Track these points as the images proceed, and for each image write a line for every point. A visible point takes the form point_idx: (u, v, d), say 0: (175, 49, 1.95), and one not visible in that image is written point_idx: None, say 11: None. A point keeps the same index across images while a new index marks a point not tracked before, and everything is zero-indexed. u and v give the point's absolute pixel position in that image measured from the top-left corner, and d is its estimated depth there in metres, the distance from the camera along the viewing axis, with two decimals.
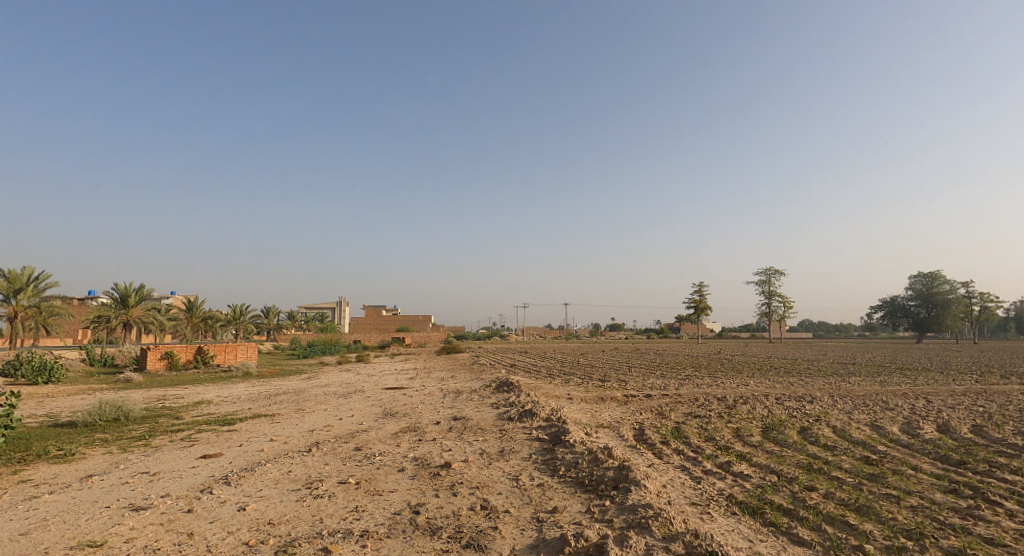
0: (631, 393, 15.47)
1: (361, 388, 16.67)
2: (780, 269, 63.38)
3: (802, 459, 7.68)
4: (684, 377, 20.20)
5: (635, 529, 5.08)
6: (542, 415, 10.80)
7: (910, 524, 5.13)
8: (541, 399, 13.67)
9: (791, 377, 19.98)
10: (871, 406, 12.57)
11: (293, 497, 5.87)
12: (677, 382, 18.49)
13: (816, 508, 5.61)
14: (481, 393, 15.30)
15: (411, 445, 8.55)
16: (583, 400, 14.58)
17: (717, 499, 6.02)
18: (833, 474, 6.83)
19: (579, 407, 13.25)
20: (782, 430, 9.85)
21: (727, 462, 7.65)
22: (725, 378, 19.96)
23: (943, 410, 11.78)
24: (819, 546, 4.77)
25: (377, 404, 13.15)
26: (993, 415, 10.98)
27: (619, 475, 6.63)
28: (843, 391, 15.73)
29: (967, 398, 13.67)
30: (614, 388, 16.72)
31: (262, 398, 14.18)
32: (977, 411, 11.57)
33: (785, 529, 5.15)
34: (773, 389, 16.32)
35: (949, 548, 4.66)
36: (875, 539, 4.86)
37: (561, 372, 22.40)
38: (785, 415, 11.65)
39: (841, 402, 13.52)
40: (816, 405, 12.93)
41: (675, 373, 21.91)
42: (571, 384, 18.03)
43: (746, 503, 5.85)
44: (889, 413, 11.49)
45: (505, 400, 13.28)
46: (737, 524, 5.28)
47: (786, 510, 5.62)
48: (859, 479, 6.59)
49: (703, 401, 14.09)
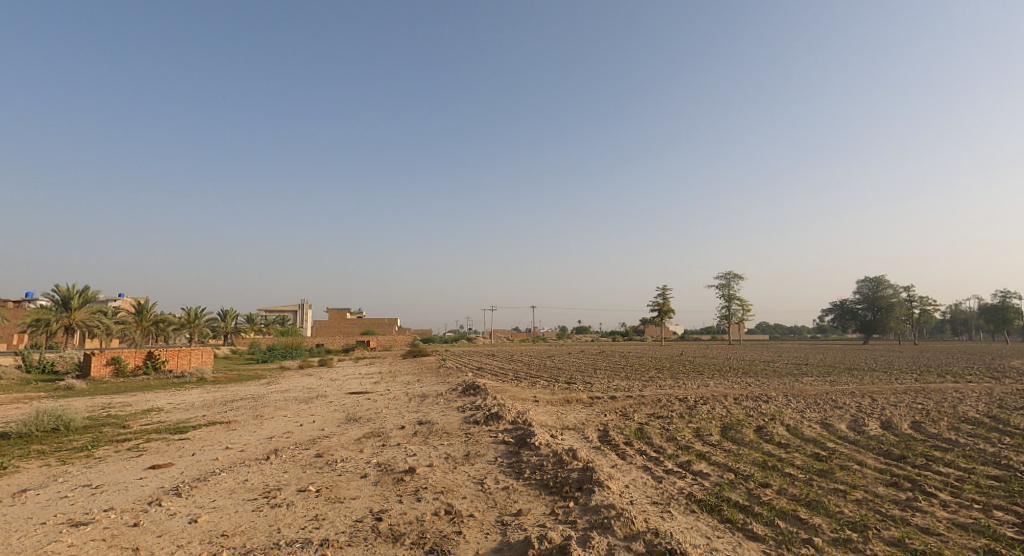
0: (597, 395, 15.73)
1: (324, 392, 16.32)
2: (738, 273, 65.60)
3: (758, 457, 7.96)
4: (648, 379, 20.58)
5: (597, 530, 5.15)
6: (508, 418, 10.83)
7: (856, 517, 5.39)
8: (508, 402, 13.71)
9: (749, 378, 20.73)
10: (822, 405, 13.13)
11: (249, 506, 5.67)
12: (640, 383, 18.95)
13: (769, 504, 5.82)
14: (448, 396, 15.25)
15: (375, 450, 8.42)
16: (549, 402, 14.68)
17: (677, 498, 6.18)
18: (786, 471, 7.10)
19: (547, 410, 13.34)
20: (740, 429, 10.17)
21: (688, 462, 7.85)
22: (688, 379, 20.56)
23: (886, 408, 12.40)
24: (771, 541, 4.95)
25: (340, 409, 12.85)
26: (930, 411, 11.63)
27: (583, 476, 6.71)
28: (796, 390, 16.38)
29: (911, 396, 14.44)
30: (580, 390, 16.92)
31: (218, 405, 13.70)
32: (916, 408, 12.27)
33: (740, 525, 5.33)
34: (732, 389, 16.88)
35: (890, 539, 4.90)
36: (824, 532, 5.07)
37: (528, 375, 22.51)
38: (742, 414, 12.05)
39: (794, 401, 14.10)
40: (772, 405, 13.41)
41: (639, 375, 22.23)
42: (537, 387, 18.16)
43: (705, 500, 6.03)
44: (837, 412, 12.04)
45: (471, 403, 13.28)
46: (696, 522, 5.44)
47: (742, 507, 5.81)
48: (810, 475, 6.88)
49: (664, 401, 14.46)
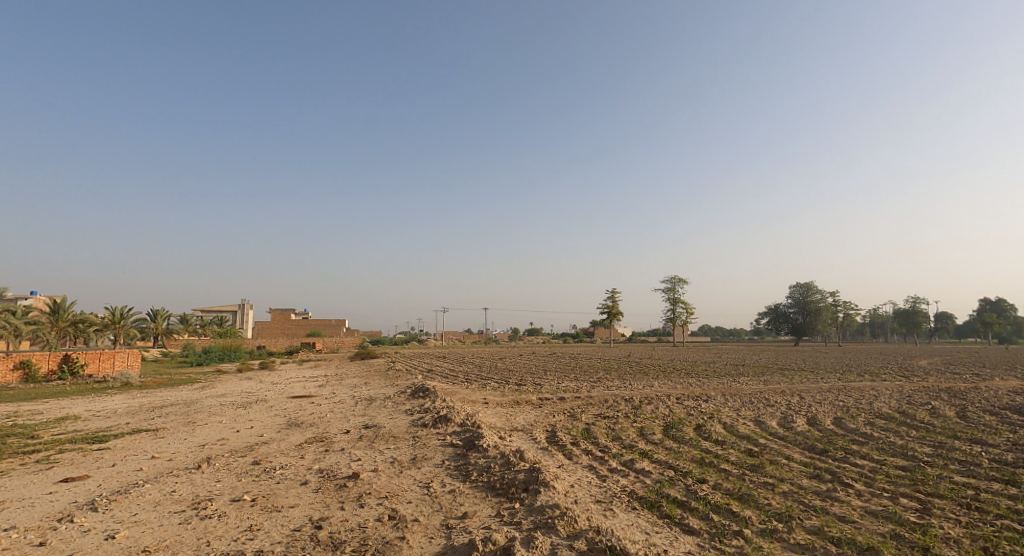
0: (546, 396, 15.92)
1: (264, 397, 15.61)
2: (683, 278, 68.15)
3: (696, 454, 8.31)
4: (596, 380, 21.02)
5: (541, 530, 5.21)
6: (457, 420, 10.76)
7: (782, 508, 5.73)
8: (457, 404, 13.63)
9: (690, 378, 21.58)
10: (756, 404, 13.88)
11: (175, 519, 5.34)
12: (588, 384, 19.34)
13: (704, 499, 6.09)
14: (396, 399, 14.95)
15: (317, 456, 8.14)
16: (498, 404, 14.70)
17: (619, 496, 6.36)
18: (721, 467, 7.45)
19: (496, 412, 13.35)
20: (681, 428, 10.58)
21: (631, 460, 8.09)
22: (633, 380, 21.16)
23: (812, 405, 13.27)
24: (705, 534, 5.18)
25: (281, 414, 12.33)
26: (850, 408, 12.54)
27: (529, 477, 6.77)
28: (733, 390, 17.23)
29: (834, 394, 15.53)
30: (529, 392, 17.06)
31: (145, 411, 12.81)
32: (838, 405, 13.21)
33: (678, 520, 5.54)
34: (674, 389, 17.54)
35: (811, 527, 5.25)
36: (753, 523, 5.36)
37: (478, 376, 22.47)
38: (683, 413, 12.55)
39: (731, 400, 14.83)
40: (710, 404, 14.04)
41: (587, 376, 22.66)
42: (487, 388, 18.17)
43: (645, 497, 6.23)
44: (769, 410, 12.77)
45: (420, 406, 13.10)
46: (636, 518, 5.61)
47: (680, 502, 6.05)
48: (742, 470, 7.26)
49: (611, 402, 14.82)
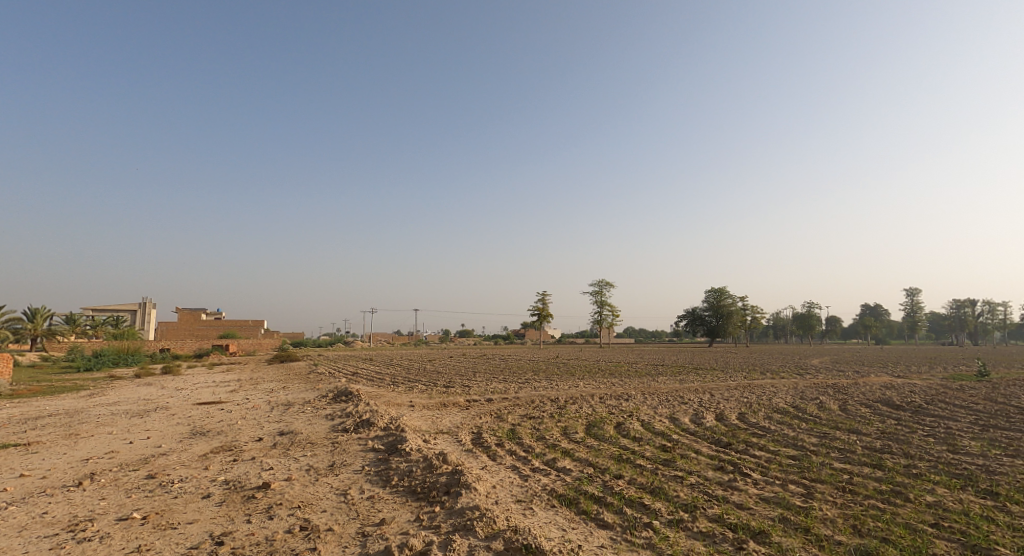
0: (473, 397, 15.88)
1: (165, 404, 14.29)
2: (609, 281, 70.66)
3: (614, 451, 8.65)
4: (524, 381, 21.28)
5: (460, 532, 5.18)
6: (380, 424, 10.44)
7: (688, 499, 6.09)
8: (381, 407, 13.24)
9: (613, 378, 22.43)
10: (671, 401, 14.68)
11: (46, 545, 4.73)
12: (516, 385, 19.54)
13: (619, 493, 6.34)
14: (316, 403, 14.27)
15: (223, 467, 7.57)
16: (425, 407, 14.45)
17: (540, 494, 6.46)
18: (636, 463, 7.81)
19: (422, 415, 13.12)
20: (602, 426, 10.98)
21: (553, 459, 8.27)
22: (560, 380, 21.64)
23: (721, 402, 14.25)
24: (618, 527, 5.39)
25: (184, 423, 11.34)
26: (753, 404, 13.60)
27: (451, 479, 6.70)
28: (652, 388, 18.12)
29: (740, 391, 16.78)
30: (457, 394, 16.95)
31: (16, 424, 11.28)
32: (743, 401, 14.29)
33: (593, 515, 5.72)
34: (598, 389, 18.14)
35: (713, 515, 5.62)
36: (662, 515, 5.65)
37: (405, 379, 21.97)
38: (605, 412, 13.01)
39: (650, 398, 15.59)
40: (630, 402, 14.68)
41: (515, 377, 22.88)
42: (414, 391, 17.82)
43: (564, 494, 6.38)
44: (683, 407, 13.55)
45: (341, 410, 12.58)
46: (554, 516, 5.73)
47: (596, 498, 6.26)
48: (655, 465, 7.64)
49: (537, 402, 15.06)
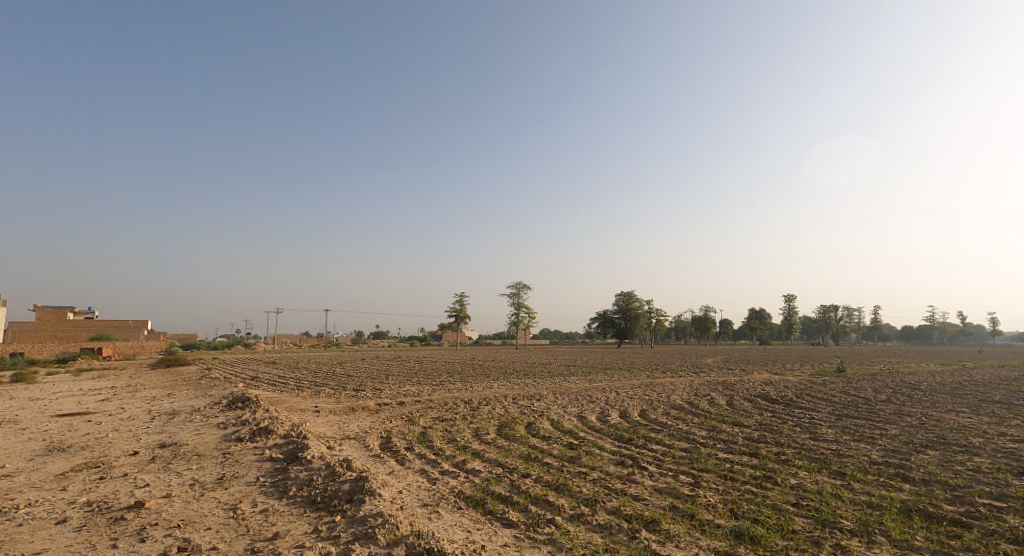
0: (384, 401, 15.38)
1: (15, 417, 12.32)
2: (526, 284, 71.93)
3: (524, 450, 8.78)
4: (438, 383, 20.98)
5: (359, 541, 4.98)
6: (279, 431, 9.76)
7: (590, 494, 6.33)
8: (282, 414, 12.39)
9: (527, 379, 22.84)
10: (580, 401, 15.22)
11: None
12: (430, 387, 19.24)
13: (525, 492, 6.44)
14: (207, 411, 13.04)
15: (86, 487, 6.65)
16: (331, 412, 13.75)
17: (447, 497, 6.39)
18: (544, 461, 7.98)
19: (327, 420, 12.46)
20: (513, 426, 11.10)
21: (463, 461, 8.21)
22: (474, 381, 21.63)
23: (625, 400, 15.02)
24: (522, 525, 5.46)
25: (39, 438, 9.84)
26: (654, 401, 14.48)
27: (354, 487, 6.41)
28: (563, 388, 18.67)
29: (644, 389, 17.80)
30: (367, 397, 16.32)
31: None
32: (645, 398, 15.17)
33: (499, 515, 5.75)
34: (511, 390, 18.37)
35: (611, 507, 5.89)
36: (565, 510, 5.82)
37: (311, 383, 20.79)
38: (517, 412, 13.19)
39: (560, 398, 16.05)
40: (542, 402, 15.02)
41: (429, 379, 22.52)
42: (320, 395, 16.91)
43: (471, 496, 6.36)
44: (591, 405, 14.10)
45: (235, 418, 11.60)
46: (460, 517, 5.69)
47: (503, 497, 6.31)
48: (562, 462, 7.87)
49: (450, 404, 14.92)
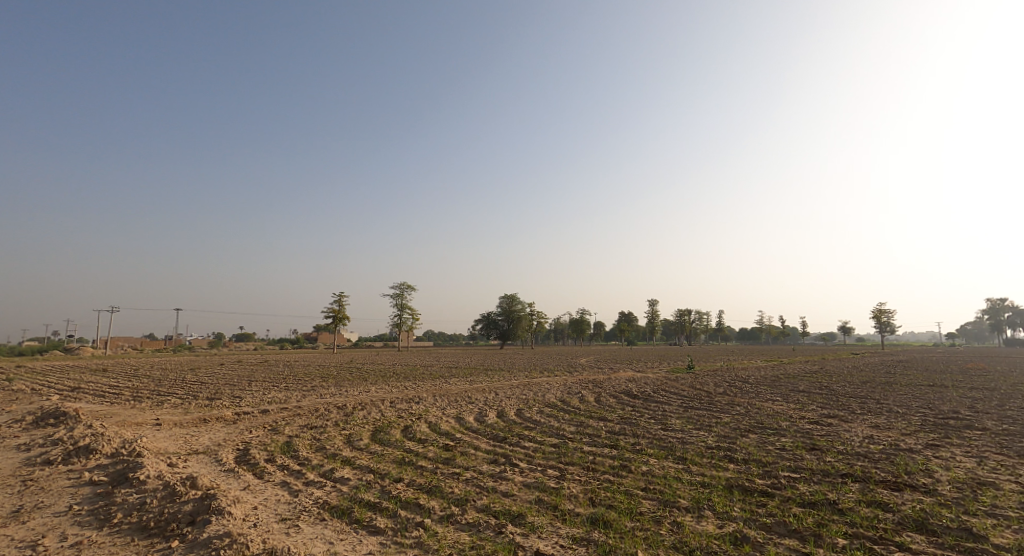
0: (243, 410, 14.00)
1: None
2: (410, 285, 70.34)
3: (397, 455, 8.59)
4: (308, 388, 19.60)
5: None
6: (105, 450, 8.39)
7: (462, 493, 6.40)
8: (111, 429, 10.65)
9: (407, 381, 22.34)
10: (459, 402, 15.29)
11: None
12: (299, 393, 17.92)
13: (395, 497, 6.32)
14: (5, 431, 10.74)
15: None
16: (177, 424, 12.15)
17: (309, 509, 6.02)
18: (418, 464, 7.90)
19: (171, 434, 10.99)
20: (388, 431, 10.81)
21: (331, 469, 7.80)
22: (350, 385, 20.62)
23: (503, 400, 15.42)
24: (390, 530, 5.36)
25: None
26: (530, 400, 15.06)
27: (198, 506, 5.76)
28: (443, 391, 18.59)
29: (521, 389, 18.41)
30: (223, 406, 14.71)
31: None
32: (522, 398, 15.72)
33: (366, 522, 5.58)
34: (389, 393, 17.84)
35: (481, 505, 6.02)
36: (435, 512, 5.83)
37: (153, 392, 18.18)
38: (394, 416, 12.85)
39: (440, 400, 15.98)
40: (421, 405, 14.82)
41: (299, 384, 20.96)
42: (164, 406, 14.85)
43: (337, 505, 6.07)
44: (469, 407, 14.23)
45: (46, 437, 9.72)
46: (322, 529, 5.41)
47: (371, 504, 6.12)
48: (436, 464, 7.85)
49: (320, 410, 14.05)
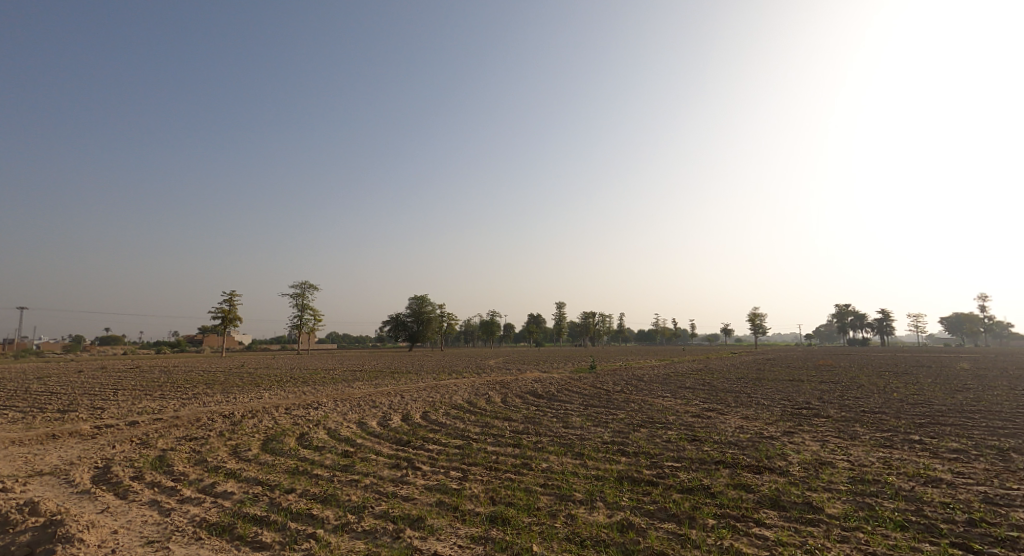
0: (107, 422, 12.35)
1: None
2: (313, 284, 66.48)
3: (290, 464, 8.08)
4: (190, 396, 17.75)
5: None
6: None
7: (359, 501, 6.18)
8: None
9: (306, 386, 21.07)
10: (362, 407, 14.72)
11: None
12: (178, 402, 16.18)
13: (285, 509, 5.94)
14: None
15: None
16: (17, 442, 10.40)
17: (183, 529, 5.47)
18: (312, 473, 7.49)
19: (10, 454, 9.40)
20: (281, 439, 10.12)
21: (212, 483, 7.14)
22: (240, 392, 19.02)
23: (409, 403, 15.10)
24: (277, 545, 5.03)
25: None
26: (436, 402, 14.89)
27: (40, 536, 4.99)
28: (345, 395, 17.77)
29: (428, 391, 18.15)
30: (81, 419, 12.86)
31: None
32: (428, 400, 15.51)
33: (249, 539, 5.18)
34: (285, 399, 16.71)
35: (378, 512, 5.85)
36: (329, 522, 5.57)
37: None
38: (289, 424, 12.06)
39: (340, 405, 15.26)
40: (319, 411, 14.05)
41: (179, 392, 18.94)
42: (2, 422, 12.65)
43: (217, 522, 5.58)
44: (372, 411, 13.75)
45: None
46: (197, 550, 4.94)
47: (257, 518, 5.69)
48: (333, 472, 7.50)
49: (203, 420, 12.80)
